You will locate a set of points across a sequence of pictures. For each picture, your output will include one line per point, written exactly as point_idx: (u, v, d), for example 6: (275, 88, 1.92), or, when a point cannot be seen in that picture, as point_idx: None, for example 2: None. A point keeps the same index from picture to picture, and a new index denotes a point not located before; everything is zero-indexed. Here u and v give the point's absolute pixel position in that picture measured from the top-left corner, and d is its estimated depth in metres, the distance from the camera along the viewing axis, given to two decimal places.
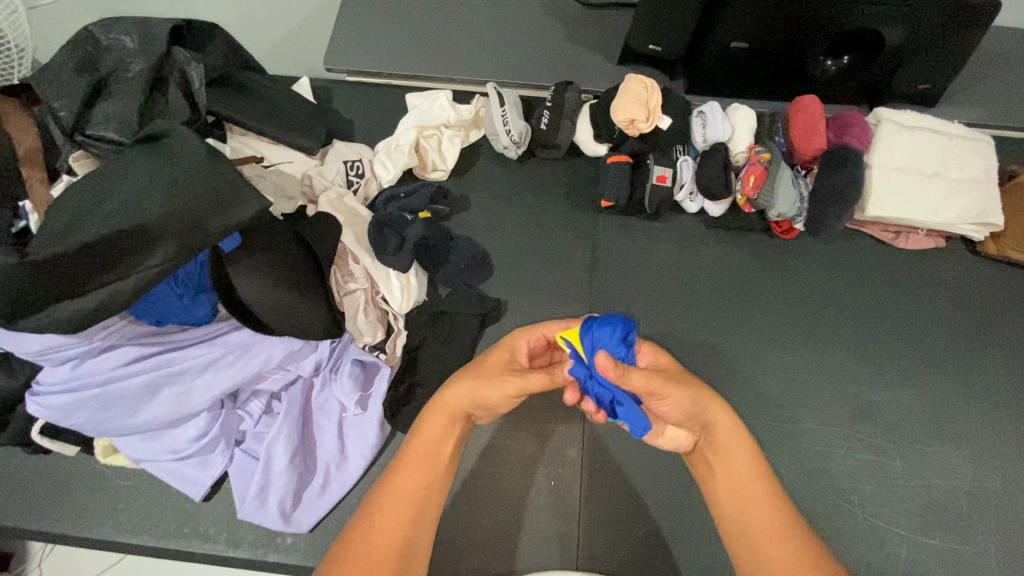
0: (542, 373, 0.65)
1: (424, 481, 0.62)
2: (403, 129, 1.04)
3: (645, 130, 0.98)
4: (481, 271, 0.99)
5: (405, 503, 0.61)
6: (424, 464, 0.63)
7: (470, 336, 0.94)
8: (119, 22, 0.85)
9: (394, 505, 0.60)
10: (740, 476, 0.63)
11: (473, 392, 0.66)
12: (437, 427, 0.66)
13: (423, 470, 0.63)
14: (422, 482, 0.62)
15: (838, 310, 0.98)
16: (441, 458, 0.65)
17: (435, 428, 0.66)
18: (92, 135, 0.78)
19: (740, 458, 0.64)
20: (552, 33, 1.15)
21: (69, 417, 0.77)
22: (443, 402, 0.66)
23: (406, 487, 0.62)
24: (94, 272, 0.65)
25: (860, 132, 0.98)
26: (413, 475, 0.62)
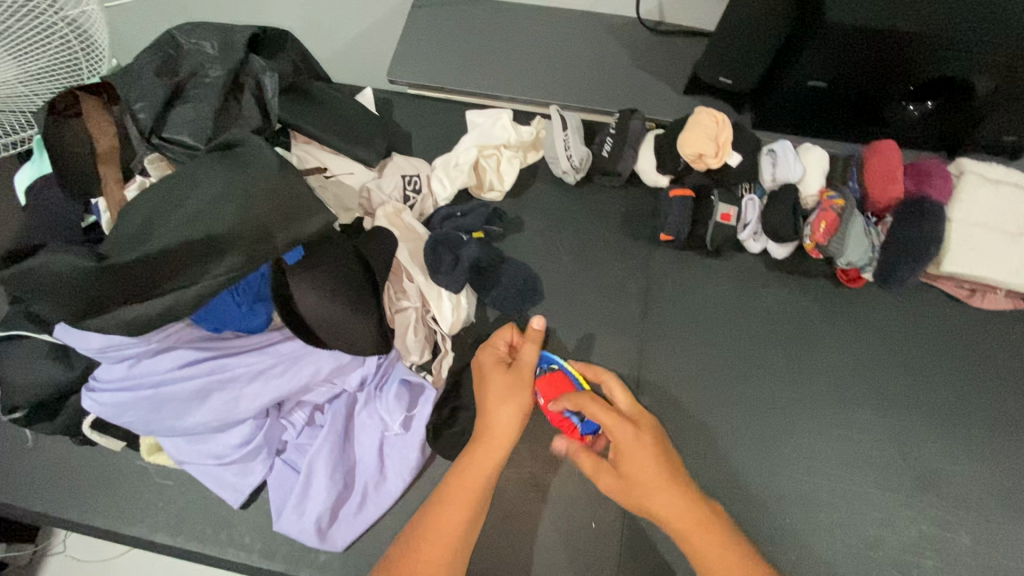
0: (529, 345, 0.82)
1: (467, 513, 0.71)
2: (463, 147, 1.03)
3: (714, 166, 0.95)
4: (530, 296, 0.97)
5: (446, 537, 0.69)
6: (466, 495, 0.72)
7: None
8: (201, 28, 0.86)
9: (435, 541, 0.69)
10: (707, 546, 0.68)
11: (510, 410, 0.76)
12: (483, 459, 0.74)
13: (464, 503, 0.71)
14: (462, 513, 0.71)
15: (903, 368, 0.94)
16: (483, 489, 0.73)
17: (485, 454, 0.74)
18: (168, 137, 0.78)
19: (704, 534, 0.68)
20: (619, 59, 1.14)
21: (122, 415, 0.78)
22: (490, 432, 0.75)
23: (452, 519, 0.70)
24: (163, 278, 0.65)
25: (940, 182, 0.93)
26: (456, 509, 0.71)
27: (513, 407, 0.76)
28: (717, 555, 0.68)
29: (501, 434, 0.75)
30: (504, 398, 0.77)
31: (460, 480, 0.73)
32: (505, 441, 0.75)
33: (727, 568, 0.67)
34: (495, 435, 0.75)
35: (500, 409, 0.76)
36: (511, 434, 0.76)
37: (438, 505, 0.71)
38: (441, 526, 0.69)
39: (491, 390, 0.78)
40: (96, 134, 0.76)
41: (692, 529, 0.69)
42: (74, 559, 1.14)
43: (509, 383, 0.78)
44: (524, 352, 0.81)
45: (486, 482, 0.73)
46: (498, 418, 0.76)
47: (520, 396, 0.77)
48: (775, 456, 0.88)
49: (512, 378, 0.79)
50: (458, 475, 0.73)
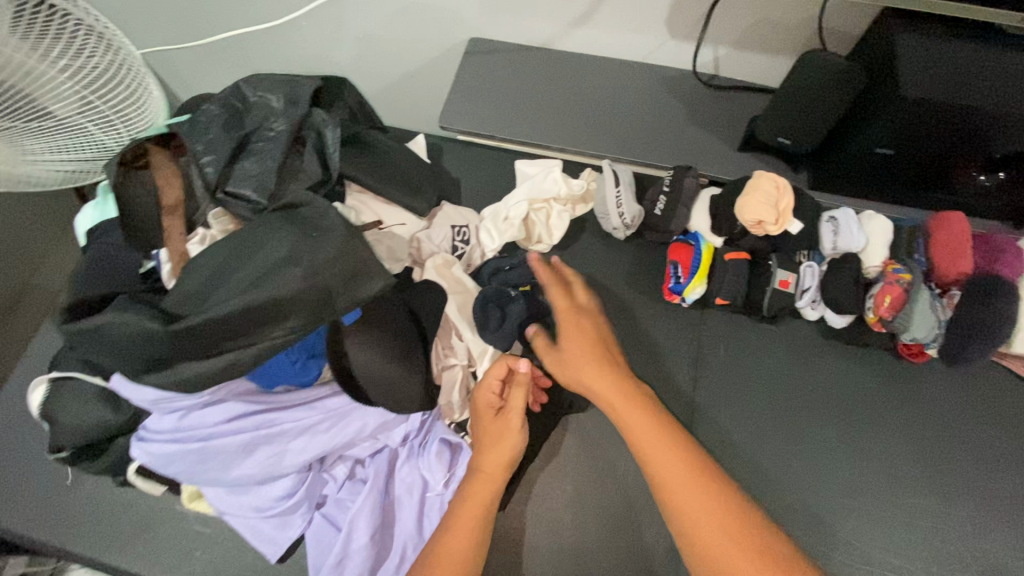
0: (518, 390, 0.81)
1: (469, 542, 0.74)
2: (515, 200, 1.02)
3: (772, 232, 0.92)
4: None
5: (454, 565, 0.72)
6: (468, 527, 0.75)
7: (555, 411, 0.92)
8: (268, 81, 0.88)
9: (448, 565, 0.72)
10: (700, 513, 0.68)
11: (499, 449, 0.80)
12: (480, 492, 0.78)
13: (467, 535, 0.74)
14: (464, 543, 0.74)
15: (967, 451, 0.89)
16: (486, 520, 0.76)
17: (481, 488, 0.78)
18: (232, 191, 0.78)
19: (690, 502, 0.69)
20: (672, 113, 1.13)
21: (169, 465, 0.77)
22: (483, 470, 0.79)
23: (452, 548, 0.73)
24: (225, 338, 0.65)
25: (1014, 259, 0.89)
26: (460, 539, 0.74)
27: (500, 448, 0.80)
28: (709, 517, 0.68)
29: (494, 471, 0.79)
30: (492, 437, 0.81)
31: (460, 513, 0.76)
32: (498, 476, 0.79)
33: (721, 536, 0.67)
34: (488, 474, 0.79)
35: (490, 449, 0.80)
36: (504, 471, 0.80)
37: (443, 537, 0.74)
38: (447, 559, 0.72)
39: (484, 430, 0.82)
40: (164, 187, 0.78)
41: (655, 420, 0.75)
42: None
43: (494, 425, 0.81)
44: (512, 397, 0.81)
45: (485, 513, 0.77)
46: (489, 458, 0.80)
47: (509, 436, 0.80)
48: (831, 540, 0.84)
49: (498, 422, 0.81)
50: (461, 506, 0.77)
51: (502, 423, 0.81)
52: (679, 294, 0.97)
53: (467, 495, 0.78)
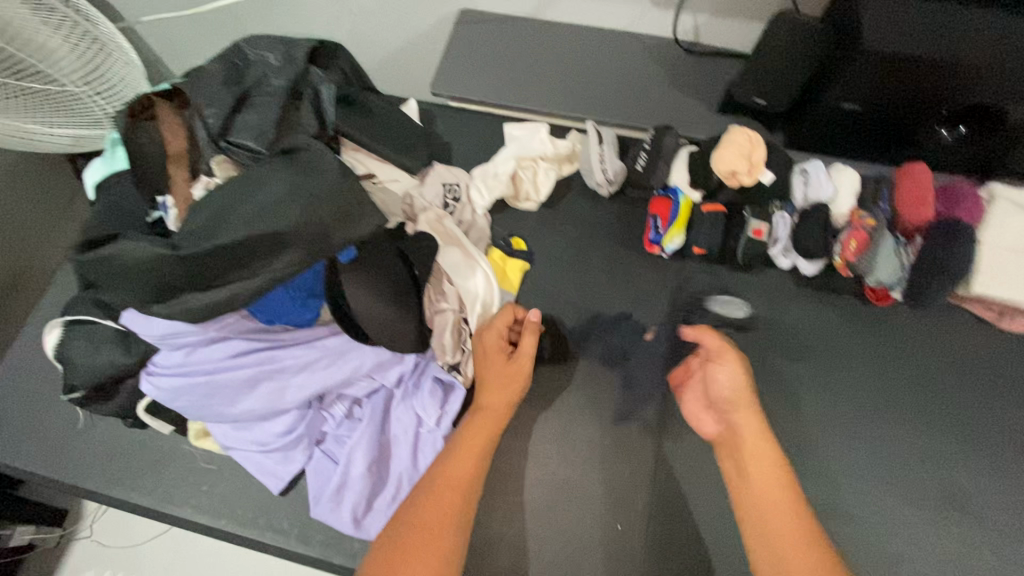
0: (528, 334, 0.91)
1: (472, 466, 0.80)
2: (503, 158, 1.07)
3: (747, 182, 0.98)
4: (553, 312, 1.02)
5: (457, 485, 0.77)
6: (472, 454, 0.81)
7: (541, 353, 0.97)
8: (266, 41, 0.92)
9: (450, 484, 0.77)
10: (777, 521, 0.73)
11: (504, 390, 0.87)
12: (486, 427, 0.84)
13: (470, 459, 0.80)
14: (468, 469, 0.79)
15: (929, 388, 0.95)
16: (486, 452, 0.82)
17: (483, 424, 0.84)
18: (234, 141, 0.83)
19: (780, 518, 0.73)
20: (653, 78, 1.18)
21: (177, 399, 0.83)
22: (488, 408, 0.86)
23: (453, 468, 0.79)
24: (227, 270, 0.70)
25: (971, 206, 0.95)
26: (464, 462, 0.80)
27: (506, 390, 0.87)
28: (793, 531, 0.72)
29: (495, 412, 0.86)
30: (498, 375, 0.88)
31: (465, 442, 0.82)
32: (500, 415, 0.86)
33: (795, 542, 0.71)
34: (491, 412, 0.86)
35: (495, 390, 0.87)
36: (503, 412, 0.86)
37: (449, 460, 0.79)
38: (453, 478, 0.78)
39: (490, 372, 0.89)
40: (168, 137, 0.84)
41: (760, 450, 0.80)
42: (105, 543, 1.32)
43: (502, 368, 0.89)
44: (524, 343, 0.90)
45: (487, 445, 0.83)
46: (494, 399, 0.87)
47: (516, 380, 0.88)
48: (800, 468, 0.89)
49: (508, 367, 0.89)
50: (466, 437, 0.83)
51: (514, 367, 0.89)
52: (658, 244, 1.02)
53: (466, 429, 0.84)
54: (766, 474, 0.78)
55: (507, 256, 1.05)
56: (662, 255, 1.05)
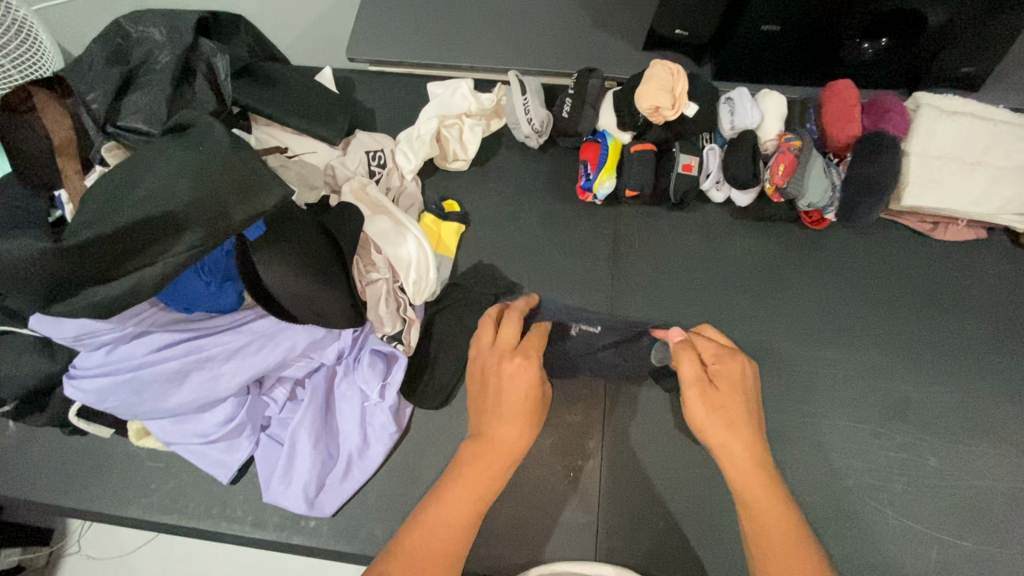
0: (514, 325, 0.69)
1: (459, 523, 0.59)
2: (425, 118, 1.02)
3: (670, 118, 0.95)
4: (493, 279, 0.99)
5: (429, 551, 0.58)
6: (452, 522, 0.59)
7: (482, 311, 0.95)
8: (149, 15, 0.89)
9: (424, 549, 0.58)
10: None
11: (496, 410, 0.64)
12: (477, 479, 0.61)
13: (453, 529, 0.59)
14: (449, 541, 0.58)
15: (869, 305, 0.95)
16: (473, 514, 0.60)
17: (478, 473, 0.61)
18: (124, 125, 0.80)
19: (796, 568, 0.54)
20: (576, 18, 1.13)
21: (104, 400, 0.80)
22: (484, 441, 0.62)
23: (447, 517, 0.59)
24: (125, 258, 0.67)
25: (897, 118, 0.94)
26: (456, 506, 0.60)
27: (516, 393, 0.64)
28: None
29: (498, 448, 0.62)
30: (523, 397, 0.63)
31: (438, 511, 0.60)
32: (506, 460, 0.62)
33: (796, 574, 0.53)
34: (498, 448, 0.62)
35: (503, 421, 0.63)
36: (512, 449, 0.62)
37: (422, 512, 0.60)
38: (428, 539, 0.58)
39: (506, 399, 0.63)
40: (52, 126, 0.79)
41: (718, 418, 0.60)
42: (91, 559, 1.12)
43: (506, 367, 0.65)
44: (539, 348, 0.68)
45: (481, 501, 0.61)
46: (499, 435, 0.63)
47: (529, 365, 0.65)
48: None
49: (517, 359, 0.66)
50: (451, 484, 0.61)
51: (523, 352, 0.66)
52: (590, 191, 0.99)
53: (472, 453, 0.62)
54: (749, 477, 0.59)
55: (440, 220, 1.01)
56: (596, 202, 1.03)
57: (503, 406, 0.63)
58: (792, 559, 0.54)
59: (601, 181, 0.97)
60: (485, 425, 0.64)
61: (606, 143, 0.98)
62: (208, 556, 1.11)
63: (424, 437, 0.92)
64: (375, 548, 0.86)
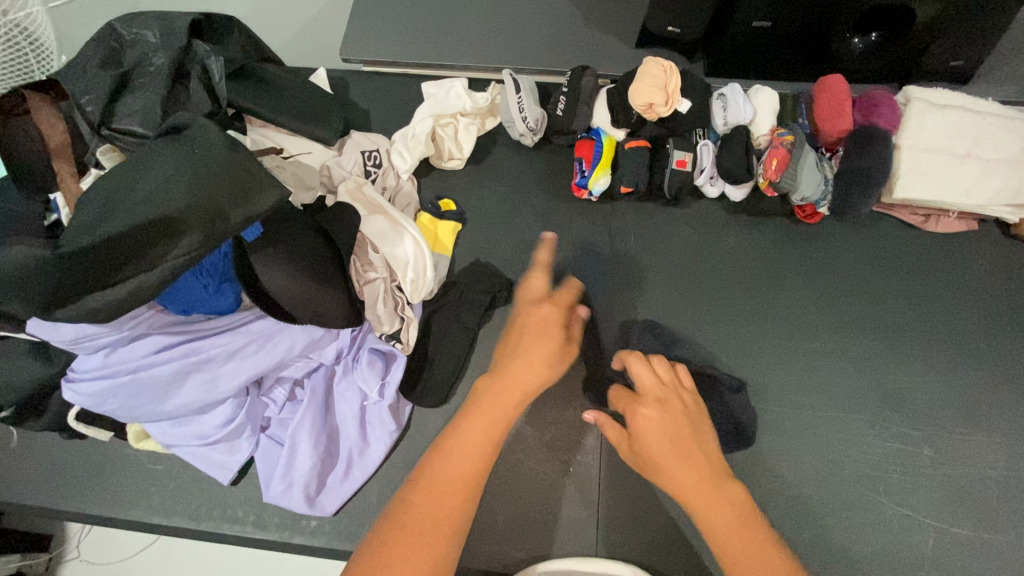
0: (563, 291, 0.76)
1: (474, 464, 0.61)
2: (419, 118, 1.03)
3: (664, 115, 0.95)
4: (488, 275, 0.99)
5: (450, 486, 0.59)
6: (471, 450, 0.62)
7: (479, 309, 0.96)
8: (141, 18, 0.89)
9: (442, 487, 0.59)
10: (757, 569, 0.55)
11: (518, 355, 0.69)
12: (479, 430, 0.63)
13: (471, 463, 0.61)
14: (462, 484, 0.59)
15: (863, 297, 0.96)
16: (489, 451, 0.62)
17: (496, 402, 0.65)
18: (118, 128, 0.81)
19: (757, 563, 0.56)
20: (569, 16, 1.13)
21: (103, 403, 0.80)
22: (503, 376, 0.67)
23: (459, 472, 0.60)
24: (123, 263, 0.67)
25: (888, 111, 0.94)
26: (467, 461, 0.61)
27: (532, 344, 0.69)
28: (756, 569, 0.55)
29: (513, 387, 0.66)
30: (547, 346, 0.69)
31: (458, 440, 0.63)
32: (522, 390, 0.66)
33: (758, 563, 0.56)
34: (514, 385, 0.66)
35: (521, 363, 0.68)
36: (525, 386, 0.67)
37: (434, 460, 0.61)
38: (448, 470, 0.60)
39: (530, 344, 0.69)
40: (47, 131, 0.79)
41: (665, 446, 0.62)
42: (92, 563, 1.12)
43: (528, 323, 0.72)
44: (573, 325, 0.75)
45: (496, 439, 0.63)
46: (516, 370, 0.67)
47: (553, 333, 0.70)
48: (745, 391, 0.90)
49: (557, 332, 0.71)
50: (453, 440, 0.63)
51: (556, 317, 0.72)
52: (585, 188, 1.00)
53: (489, 396, 0.65)
54: (714, 504, 0.59)
55: (437, 219, 1.01)
56: (591, 199, 1.03)
57: (529, 352, 0.68)
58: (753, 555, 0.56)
59: (597, 179, 0.98)
60: (503, 365, 0.68)
61: (600, 140, 0.98)
62: (210, 558, 1.11)
63: (423, 435, 0.92)
64: None
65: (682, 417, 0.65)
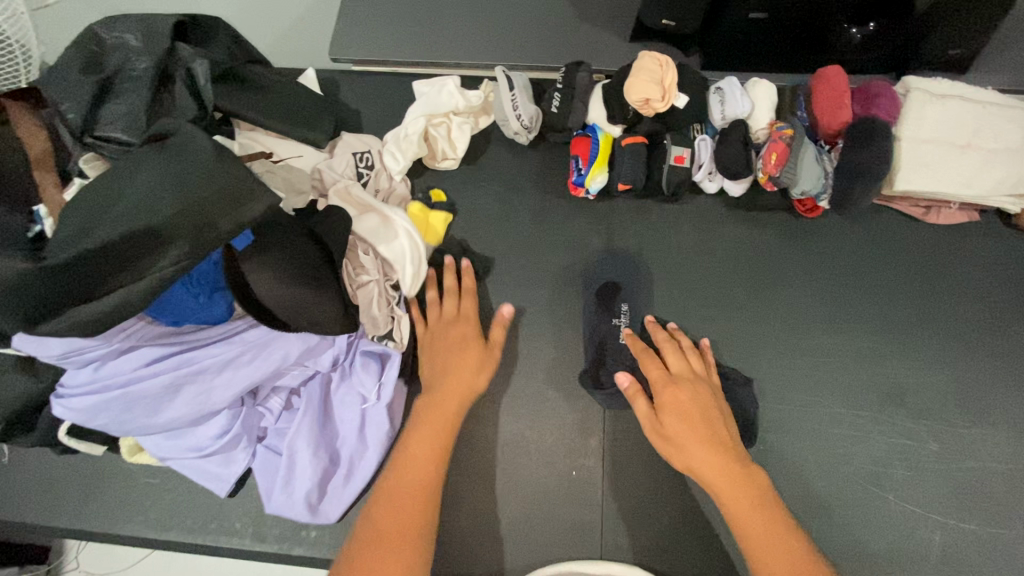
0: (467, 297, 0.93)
1: (417, 502, 0.73)
2: (412, 118, 1.01)
3: (660, 110, 0.94)
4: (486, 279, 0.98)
5: (399, 523, 0.71)
6: (409, 490, 0.74)
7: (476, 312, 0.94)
8: (124, 22, 0.87)
9: (396, 512, 0.72)
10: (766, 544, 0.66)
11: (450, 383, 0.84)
12: (420, 458, 0.77)
13: (415, 502, 0.73)
14: (414, 512, 0.73)
15: (865, 291, 0.95)
16: (424, 493, 0.75)
17: (429, 438, 0.79)
18: (102, 137, 0.80)
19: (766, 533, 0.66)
20: (562, 11, 1.11)
21: (94, 418, 0.78)
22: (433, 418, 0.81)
23: (410, 485, 0.75)
24: (111, 274, 0.65)
25: (888, 103, 0.93)
26: (414, 479, 0.75)
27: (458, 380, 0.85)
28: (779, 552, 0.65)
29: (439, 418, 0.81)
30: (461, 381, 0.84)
31: (397, 478, 0.75)
32: (447, 418, 0.81)
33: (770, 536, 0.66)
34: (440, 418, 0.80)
35: (458, 387, 0.84)
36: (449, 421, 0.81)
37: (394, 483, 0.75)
38: (396, 512, 0.72)
39: (450, 385, 0.83)
40: (29, 140, 0.75)
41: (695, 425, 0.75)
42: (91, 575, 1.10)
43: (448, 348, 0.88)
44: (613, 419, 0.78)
45: (430, 479, 0.76)
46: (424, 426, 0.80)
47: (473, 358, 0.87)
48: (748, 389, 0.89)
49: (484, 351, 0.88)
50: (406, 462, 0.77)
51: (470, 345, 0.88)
52: (582, 186, 0.98)
53: (421, 432, 0.79)
54: (733, 478, 0.71)
55: (428, 209, 0.98)
56: (588, 197, 1.01)
57: (454, 375, 0.85)
58: (768, 528, 0.67)
59: (595, 175, 0.96)
60: (437, 394, 0.83)
61: (595, 136, 0.97)
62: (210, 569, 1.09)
63: None
64: None
65: (710, 404, 0.78)
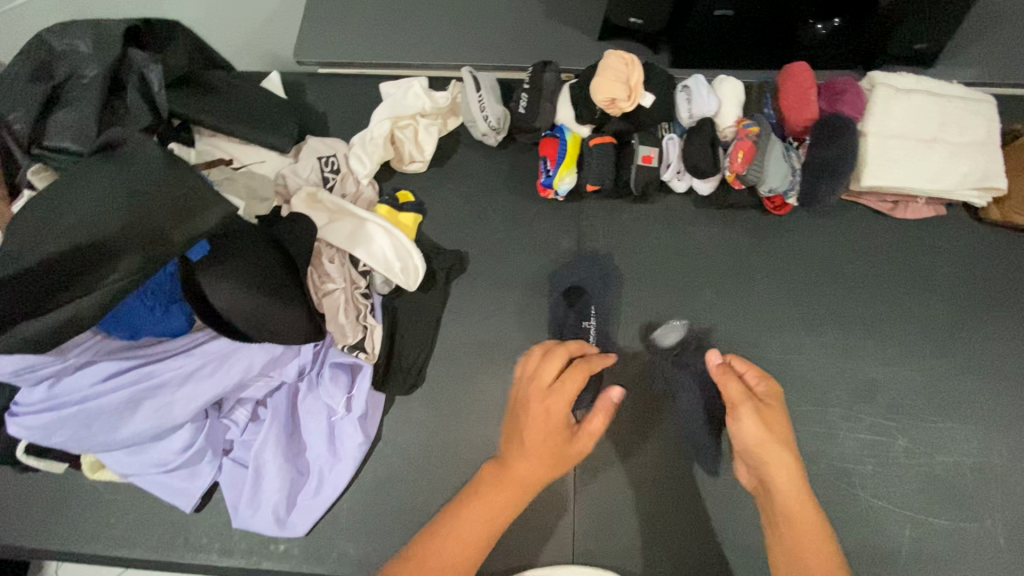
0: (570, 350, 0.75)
1: (480, 537, 0.63)
2: (377, 120, 0.99)
3: (627, 110, 0.93)
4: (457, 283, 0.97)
5: (457, 551, 0.62)
6: (476, 528, 0.63)
7: None
8: (72, 27, 0.84)
9: (458, 542, 0.62)
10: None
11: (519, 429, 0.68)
12: (491, 501, 0.65)
13: (469, 543, 0.62)
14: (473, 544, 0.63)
15: (835, 288, 0.95)
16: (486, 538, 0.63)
17: (495, 497, 0.65)
18: (51, 146, 0.77)
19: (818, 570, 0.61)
20: (530, 10, 1.10)
21: (50, 436, 0.76)
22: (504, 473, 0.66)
23: (461, 535, 0.63)
24: (57, 290, 0.63)
25: (853, 98, 0.93)
26: (476, 519, 0.64)
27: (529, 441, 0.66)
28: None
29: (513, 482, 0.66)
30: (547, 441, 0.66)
31: (460, 526, 0.63)
32: (524, 485, 0.66)
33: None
34: (514, 482, 0.66)
35: (526, 455, 0.66)
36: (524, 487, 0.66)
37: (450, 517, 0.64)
38: (463, 533, 0.63)
39: (530, 436, 0.66)
40: None
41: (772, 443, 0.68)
42: None
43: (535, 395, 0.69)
44: (589, 420, 0.68)
45: (492, 529, 0.64)
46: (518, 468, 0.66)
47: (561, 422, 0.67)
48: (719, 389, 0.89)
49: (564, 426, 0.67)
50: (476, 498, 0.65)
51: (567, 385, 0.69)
52: (551, 187, 0.97)
53: (489, 486, 0.66)
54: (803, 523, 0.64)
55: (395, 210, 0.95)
56: (558, 198, 1.00)
57: (527, 436, 0.67)
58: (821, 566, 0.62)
59: (562, 176, 0.95)
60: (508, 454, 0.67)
61: (562, 136, 0.95)
62: None
63: (393, 450, 0.90)
64: (347, 567, 0.84)
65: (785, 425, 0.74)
